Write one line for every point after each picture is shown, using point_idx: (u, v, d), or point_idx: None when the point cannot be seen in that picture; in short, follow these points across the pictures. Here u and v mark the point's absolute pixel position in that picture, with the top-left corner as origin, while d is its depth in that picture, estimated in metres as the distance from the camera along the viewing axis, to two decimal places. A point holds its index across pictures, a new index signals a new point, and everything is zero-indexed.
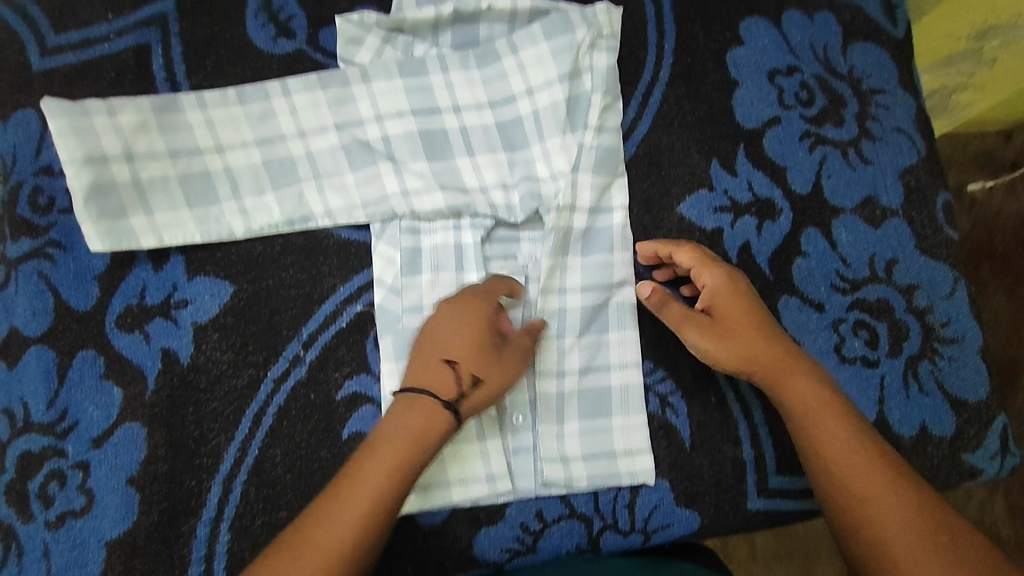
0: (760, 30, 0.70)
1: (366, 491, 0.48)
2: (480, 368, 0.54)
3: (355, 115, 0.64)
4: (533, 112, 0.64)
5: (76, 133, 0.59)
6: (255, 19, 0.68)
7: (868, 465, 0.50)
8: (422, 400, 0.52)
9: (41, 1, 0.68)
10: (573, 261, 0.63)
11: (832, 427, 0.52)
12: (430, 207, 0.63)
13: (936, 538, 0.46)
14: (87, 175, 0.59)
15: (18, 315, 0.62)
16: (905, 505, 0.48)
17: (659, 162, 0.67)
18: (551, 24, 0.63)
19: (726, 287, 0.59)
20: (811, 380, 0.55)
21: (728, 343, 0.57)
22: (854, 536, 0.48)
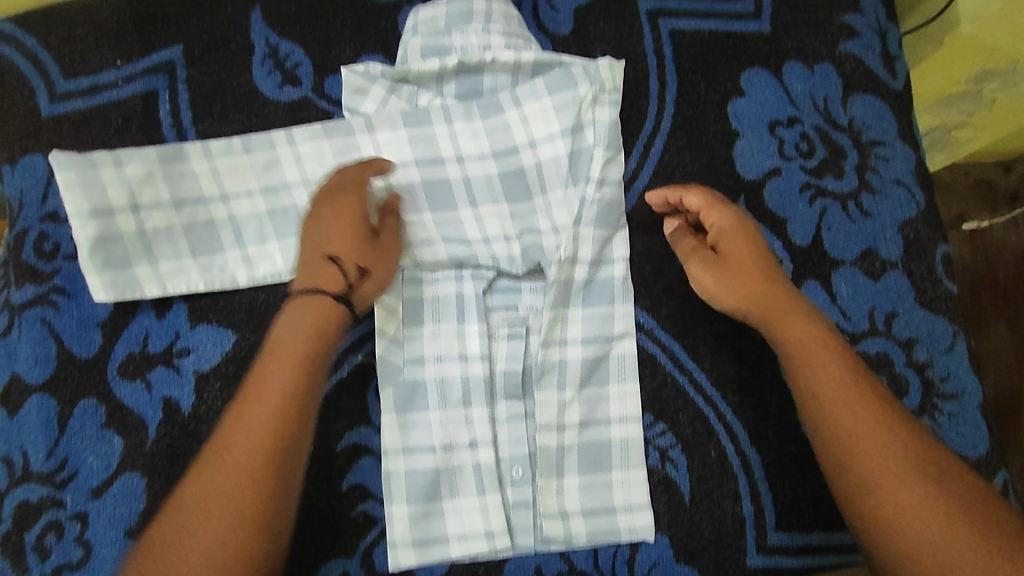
0: (762, 81, 0.70)
1: (268, 401, 0.53)
2: (363, 259, 0.58)
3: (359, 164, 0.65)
4: (535, 165, 0.65)
5: (83, 185, 0.61)
6: (261, 67, 0.69)
7: (866, 410, 0.53)
8: (318, 302, 0.56)
9: (51, 47, 0.69)
10: (574, 312, 0.63)
11: (832, 372, 0.55)
12: (432, 258, 0.64)
13: (918, 466, 0.51)
14: (94, 228, 0.61)
15: (21, 362, 0.62)
16: (893, 438, 0.52)
17: (661, 213, 0.67)
18: (554, 79, 0.64)
19: (734, 228, 0.61)
20: (809, 322, 0.58)
21: (728, 281, 0.61)
22: (841, 468, 0.53)
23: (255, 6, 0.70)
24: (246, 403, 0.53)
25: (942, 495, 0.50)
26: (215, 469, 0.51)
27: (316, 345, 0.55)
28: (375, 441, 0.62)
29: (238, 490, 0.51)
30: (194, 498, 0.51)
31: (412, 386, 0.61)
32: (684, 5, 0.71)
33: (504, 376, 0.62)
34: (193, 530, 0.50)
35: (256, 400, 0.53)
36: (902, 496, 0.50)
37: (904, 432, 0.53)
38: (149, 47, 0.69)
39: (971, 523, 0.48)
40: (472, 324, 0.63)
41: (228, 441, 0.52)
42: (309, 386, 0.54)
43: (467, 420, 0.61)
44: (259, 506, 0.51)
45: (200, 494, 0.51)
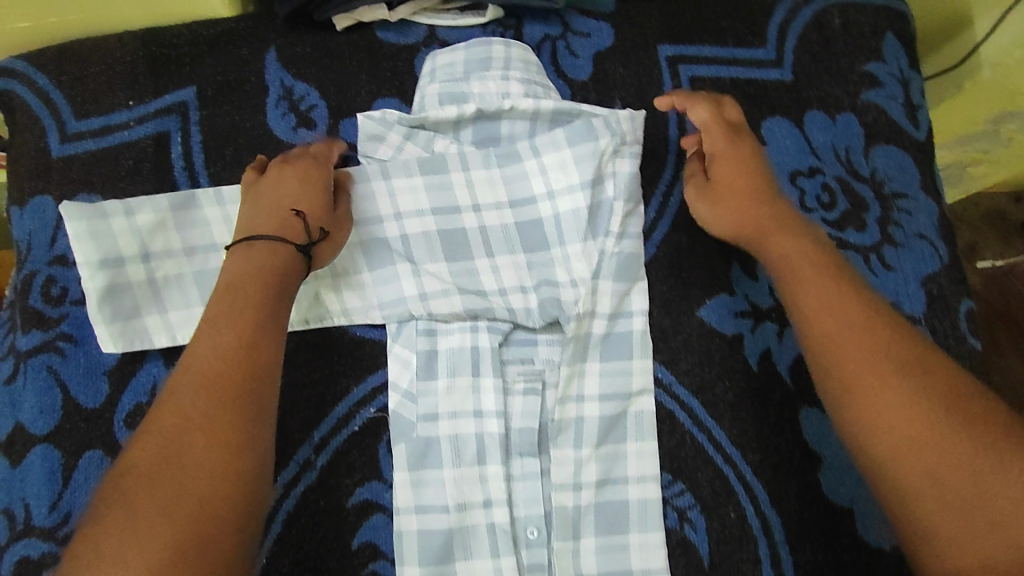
0: (783, 130, 0.69)
1: (239, 307, 0.52)
2: (328, 220, 0.59)
3: (374, 213, 0.64)
4: (554, 215, 0.64)
5: (93, 233, 0.60)
6: (275, 109, 0.68)
7: (850, 313, 0.52)
8: (280, 249, 0.56)
9: (63, 86, 0.68)
10: (591, 367, 0.62)
11: (815, 279, 0.55)
12: (447, 309, 0.62)
13: (908, 370, 0.49)
14: (103, 278, 0.60)
15: (26, 411, 0.61)
16: (881, 342, 0.50)
17: (680, 264, 0.66)
18: (574, 131, 0.62)
19: (729, 150, 0.61)
20: (795, 238, 0.58)
21: (727, 204, 0.61)
22: (828, 374, 0.51)
23: (270, 46, 0.68)
24: (214, 311, 0.53)
25: (931, 390, 0.48)
26: (183, 376, 0.49)
27: (286, 270, 0.55)
28: (386, 498, 0.60)
29: (207, 393, 0.48)
30: (160, 412, 0.48)
31: (426, 444, 0.60)
32: (705, 52, 0.70)
33: (519, 433, 0.61)
34: (157, 441, 0.46)
35: (230, 305, 0.53)
36: (890, 394, 0.48)
37: (893, 333, 0.51)
38: (163, 88, 0.68)
39: (956, 417, 0.47)
40: (487, 379, 0.61)
41: (194, 353, 0.50)
42: (281, 300, 0.54)
43: (482, 478, 0.60)
44: (233, 406, 0.48)
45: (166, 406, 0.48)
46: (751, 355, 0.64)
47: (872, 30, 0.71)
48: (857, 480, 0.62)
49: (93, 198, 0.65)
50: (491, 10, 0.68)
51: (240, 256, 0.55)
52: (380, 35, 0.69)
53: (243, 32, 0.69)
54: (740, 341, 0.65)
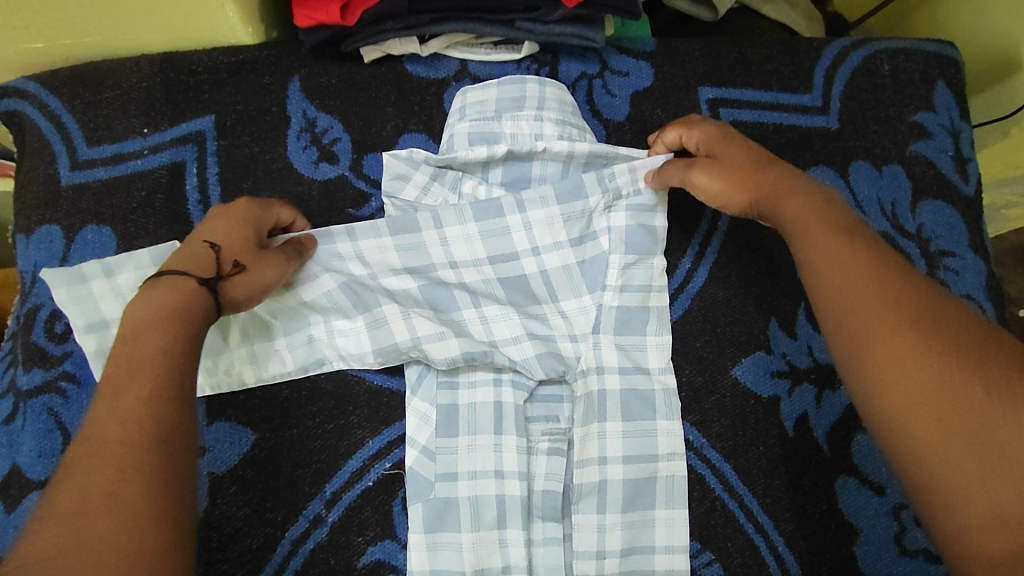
0: (827, 180, 0.68)
1: (143, 348, 0.45)
2: (246, 256, 0.53)
3: (345, 274, 0.60)
4: (541, 271, 0.62)
5: (72, 299, 0.57)
6: (296, 141, 0.65)
7: (856, 263, 0.47)
8: (185, 280, 0.49)
9: (77, 111, 0.65)
10: (613, 425, 0.59)
11: (820, 231, 0.50)
12: (442, 354, 0.59)
13: (919, 319, 0.43)
14: (90, 342, 0.57)
15: (22, 454, 0.57)
16: (889, 291, 0.45)
17: (715, 319, 0.63)
18: (564, 186, 0.61)
19: (720, 135, 0.58)
20: (804, 194, 0.53)
21: (720, 177, 0.56)
22: (835, 328, 0.47)
23: (294, 77, 0.66)
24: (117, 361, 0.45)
25: (946, 337, 0.42)
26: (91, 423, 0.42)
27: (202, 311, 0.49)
28: (400, 559, 0.56)
29: (109, 454, 0.41)
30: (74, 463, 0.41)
31: (444, 504, 0.57)
32: (747, 95, 0.70)
33: (542, 495, 0.58)
34: (51, 528, 0.38)
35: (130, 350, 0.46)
36: (895, 339, 0.43)
37: (905, 280, 0.46)
38: (179, 116, 0.65)
39: (973, 363, 0.40)
40: (510, 437, 0.58)
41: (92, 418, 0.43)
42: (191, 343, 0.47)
43: (501, 543, 0.57)
44: (140, 474, 0.40)
45: (62, 483, 0.40)
46: (787, 419, 0.61)
47: (922, 77, 0.71)
48: (895, 556, 0.59)
49: (103, 230, 0.62)
50: (527, 45, 0.66)
51: (142, 291, 0.49)
52: (409, 68, 0.67)
53: (266, 60, 0.66)
54: (776, 404, 0.62)
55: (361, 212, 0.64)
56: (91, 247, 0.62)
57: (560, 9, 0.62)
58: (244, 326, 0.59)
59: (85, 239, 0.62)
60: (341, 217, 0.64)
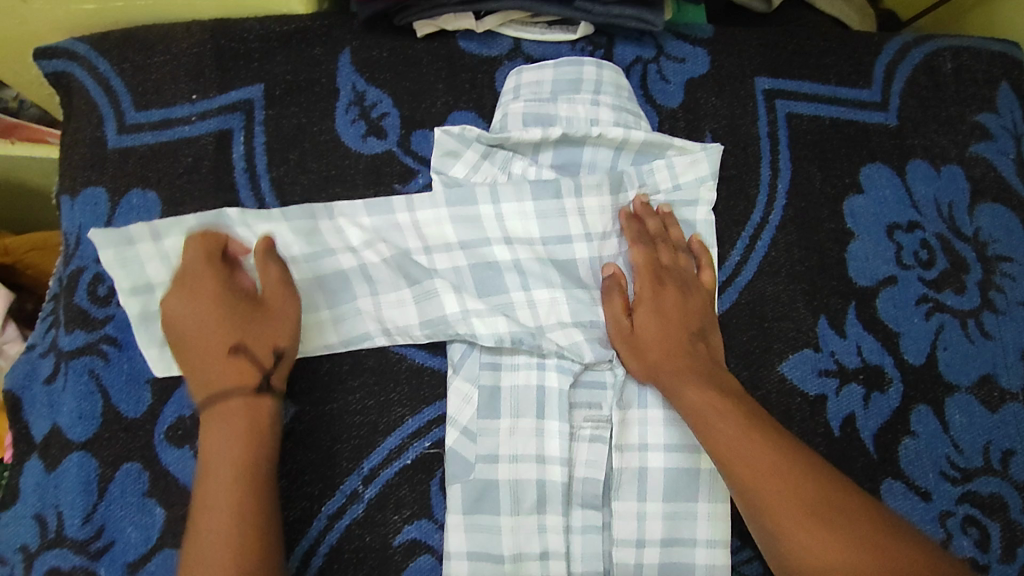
0: (882, 178, 0.67)
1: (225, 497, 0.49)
2: (274, 334, 0.54)
3: (402, 245, 0.61)
4: (590, 257, 0.62)
5: (119, 260, 0.57)
6: (345, 115, 0.64)
7: (769, 463, 0.50)
8: (252, 394, 0.52)
9: (126, 74, 0.64)
10: (655, 413, 0.58)
11: (735, 430, 0.51)
12: (490, 331, 0.58)
13: (830, 517, 0.47)
14: (135, 305, 0.57)
15: (63, 415, 0.57)
16: (800, 493, 0.48)
17: (762, 314, 0.63)
18: (616, 179, 0.63)
19: (654, 290, 0.58)
20: (706, 387, 0.54)
21: (650, 352, 0.57)
22: (767, 529, 0.49)
23: (345, 48, 0.65)
24: (199, 504, 0.49)
25: (847, 529, 0.47)
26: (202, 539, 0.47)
27: (266, 427, 0.52)
28: (436, 539, 0.56)
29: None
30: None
31: (483, 487, 0.55)
32: (805, 88, 0.68)
33: (583, 482, 0.57)
34: None
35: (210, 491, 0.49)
36: (818, 546, 0.46)
37: (798, 467, 0.50)
38: (228, 83, 0.64)
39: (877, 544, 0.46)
40: (552, 422, 0.57)
41: (204, 537, 0.48)
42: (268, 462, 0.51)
43: (541, 528, 0.55)
44: None
45: None
46: (832, 419, 0.61)
47: (985, 77, 0.70)
48: None
49: (148, 194, 0.62)
50: (583, 26, 0.65)
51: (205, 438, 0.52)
52: (462, 44, 0.66)
53: (317, 31, 0.65)
54: (823, 402, 0.61)
55: (407, 188, 0.63)
56: (136, 211, 0.61)
57: None
58: None
59: (130, 203, 0.61)
60: (387, 192, 0.63)
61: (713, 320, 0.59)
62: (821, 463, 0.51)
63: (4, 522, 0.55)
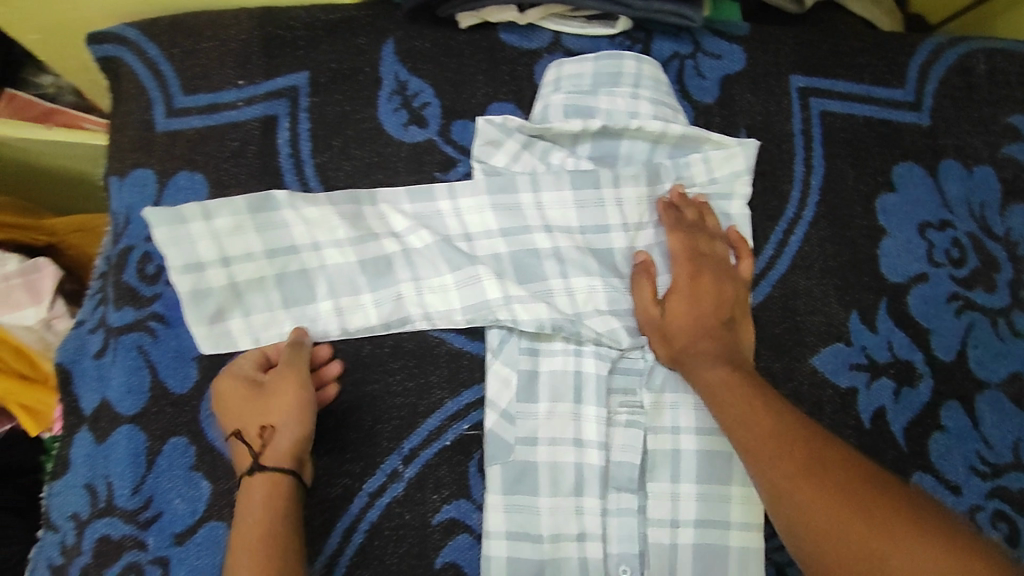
0: (915, 177, 0.68)
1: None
2: (279, 420, 0.53)
3: (444, 231, 0.62)
4: (627, 247, 0.63)
5: (172, 239, 0.59)
6: (388, 103, 0.66)
7: (785, 443, 0.49)
8: (257, 482, 0.51)
9: (174, 60, 0.66)
10: (688, 399, 0.59)
11: (752, 410, 0.52)
12: (532, 317, 0.59)
13: (852, 501, 0.45)
14: (186, 283, 0.58)
15: (112, 389, 0.58)
16: (817, 476, 0.47)
17: (795, 307, 0.64)
18: (654, 171, 0.64)
19: (687, 278, 0.60)
20: (724, 368, 0.55)
21: (680, 335, 0.58)
22: (788, 515, 0.47)
23: (389, 38, 0.67)
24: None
25: (836, 485, 0.46)
26: None
27: (288, 486, 0.51)
28: (474, 519, 0.57)
29: None
30: None
31: (522, 468, 0.57)
32: (839, 86, 0.69)
33: (618, 466, 0.58)
34: None
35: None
36: (805, 499, 0.46)
37: (801, 440, 0.49)
38: (275, 70, 0.65)
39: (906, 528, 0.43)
40: (590, 407, 0.59)
41: None
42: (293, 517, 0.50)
43: (578, 510, 0.57)
44: None
45: None
46: (863, 412, 0.62)
47: (1018, 79, 0.70)
48: None
49: (195, 176, 0.63)
50: (622, 20, 0.66)
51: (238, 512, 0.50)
52: (503, 36, 0.67)
53: (361, 21, 0.67)
54: (854, 395, 0.62)
55: (447, 176, 0.65)
56: (184, 192, 0.63)
57: None
58: (331, 280, 0.61)
59: (178, 184, 0.63)
60: (428, 180, 0.64)
61: (744, 311, 0.60)
62: (841, 446, 0.50)
63: (56, 490, 0.58)
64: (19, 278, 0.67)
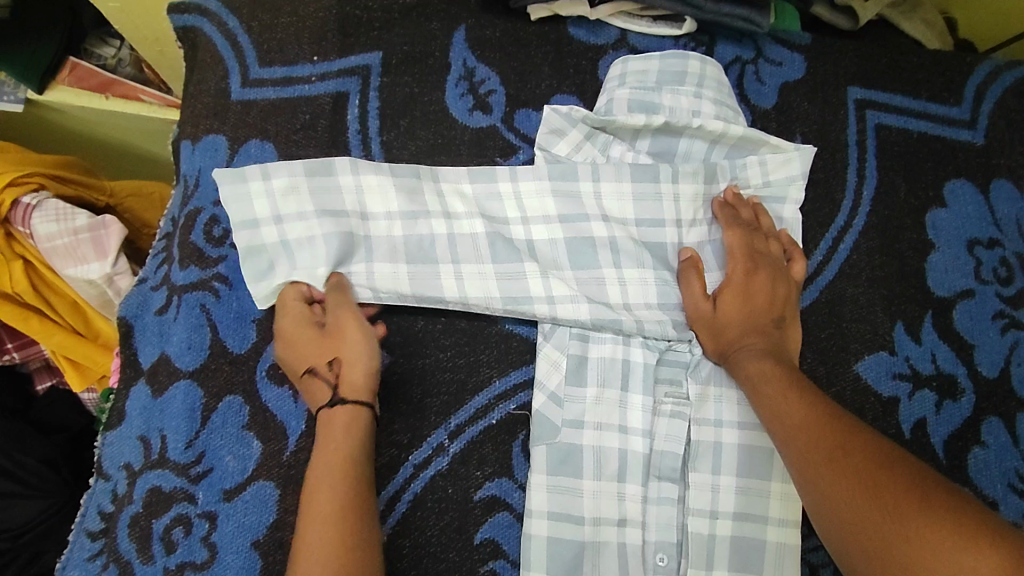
0: (966, 194, 0.69)
1: (329, 525, 0.47)
2: (353, 354, 0.54)
3: (501, 214, 0.64)
4: (678, 242, 0.64)
5: (234, 194, 0.61)
6: (455, 88, 0.67)
7: (818, 432, 0.49)
8: (336, 415, 0.53)
9: (253, 33, 0.68)
10: (733, 393, 0.60)
11: (789, 400, 0.53)
12: (575, 313, 0.60)
13: (879, 491, 0.44)
14: (241, 239, 0.60)
15: (173, 344, 0.60)
16: (848, 467, 0.46)
17: (840, 314, 0.65)
18: (710, 171, 0.66)
19: (739, 276, 0.61)
20: (766, 362, 0.56)
21: (728, 329, 0.59)
22: (818, 506, 0.47)
23: (461, 26, 0.69)
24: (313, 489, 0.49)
25: (864, 474, 0.46)
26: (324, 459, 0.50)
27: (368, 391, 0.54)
28: (515, 498, 0.57)
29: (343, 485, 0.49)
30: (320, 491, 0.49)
31: (567, 450, 0.58)
32: (895, 101, 0.71)
33: (662, 455, 0.59)
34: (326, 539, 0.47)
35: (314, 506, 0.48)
36: (831, 487, 0.46)
37: (834, 429, 0.49)
38: (349, 48, 0.68)
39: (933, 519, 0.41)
40: (636, 395, 0.60)
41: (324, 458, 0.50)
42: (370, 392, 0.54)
43: (620, 496, 0.58)
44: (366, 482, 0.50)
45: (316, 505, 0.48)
46: (904, 421, 0.62)
47: None
48: None
49: (265, 146, 0.65)
50: (689, 22, 0.69)
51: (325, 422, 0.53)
52: (572, 30, 0.70)
53: (436, 7, 0.69)
54: (895, 404, 0.63)
55: (508, 161, 0.66)
56: (253, 160, 0.65)
57: None
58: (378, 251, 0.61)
59: (248, 152, 0.65)
60: (489, 164, 0.66)
61: (795, 313, 0.61)
62: (880, 439, 0.48)
63: (111, 440, 0.59)
64: (86, 234, 0.67)
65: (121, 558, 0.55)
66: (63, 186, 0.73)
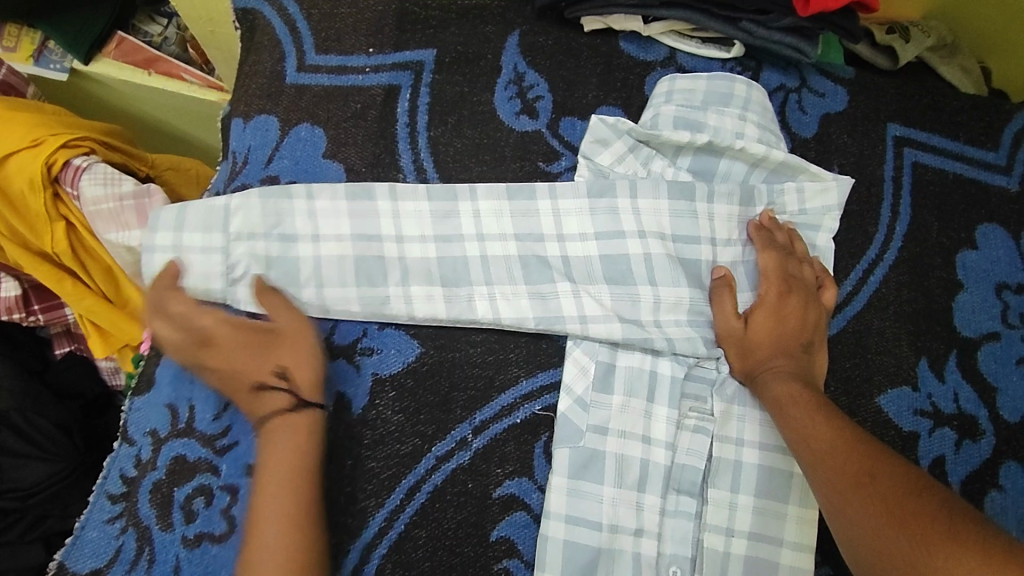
0: (997, 239, 0.70)
1: (281, 526, 0.50)
2: (303, 352, 0.57)
3: (538, 230, 0.64)
4: (712, 260, 0.65)
5: (201, 242, 0.60)
6: (504, 91, 0.69)
7: (844, 458, 0.50)
8: (290, 420, 0.55)
9: (312, 20, 0.70)
10: (757, 413, 0.60)
11: (816, 424, 0.53)
12: (604, 330, 0.61)
13: (902, 519, 0.44)
14: (276, 248, 0.61)
15: None
16: (873, 493, 0.47)
17: (867, 345, 0.65)
18: (747, 194, 0.67)
19: (771, 299, 0.61)
20: (794, 386, 0.56)
21: (759, 352, 0.59)
22: (845, 535, 0.47)
23: (515, 32, 0.70)
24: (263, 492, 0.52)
25: (889, 501, 0.46)
26: (278, 464, 0.53)
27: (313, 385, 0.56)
28: (533, 499, 0.58)
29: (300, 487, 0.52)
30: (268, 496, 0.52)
31: (590, 456, 0.58)
32: (934, 141, 0.72)
33: (682, 469, 0.59)
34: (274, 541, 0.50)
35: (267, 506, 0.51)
36: (856, 512, 0.47)
37: (861, 457, 0.49)
38: (404, 43, 0.69)
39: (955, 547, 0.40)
40: (661, 407, 0.61)
41: (277, 465, 0.53)
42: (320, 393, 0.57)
43: (639, 506, 0.58)
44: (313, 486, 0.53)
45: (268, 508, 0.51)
46: (923, 457, 0.62)
47: None
48: None
49: (315, 131, 0.66)
50: (738, 47, 0.70)
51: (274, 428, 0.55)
52: (623, 44, 0.71)
53: (493, 11, 0.71)
54: (915, 439, 0.63)
55: (550, 167, 0.67)
56: (302, 144, 0.66)
57: (789, 18, 0.65)
58: (409, 270, 0.62)
59: (298, 135, 0.66)
60: (532, 168, 0.67)
61: (824, 339, 0.62)
62: (911, 470, 0.48)
63: (137, 406, 0.59)
64: (131, 200, 0.68)
65: (141, 523, 0.55)
66: (112, 151, 0.74)
